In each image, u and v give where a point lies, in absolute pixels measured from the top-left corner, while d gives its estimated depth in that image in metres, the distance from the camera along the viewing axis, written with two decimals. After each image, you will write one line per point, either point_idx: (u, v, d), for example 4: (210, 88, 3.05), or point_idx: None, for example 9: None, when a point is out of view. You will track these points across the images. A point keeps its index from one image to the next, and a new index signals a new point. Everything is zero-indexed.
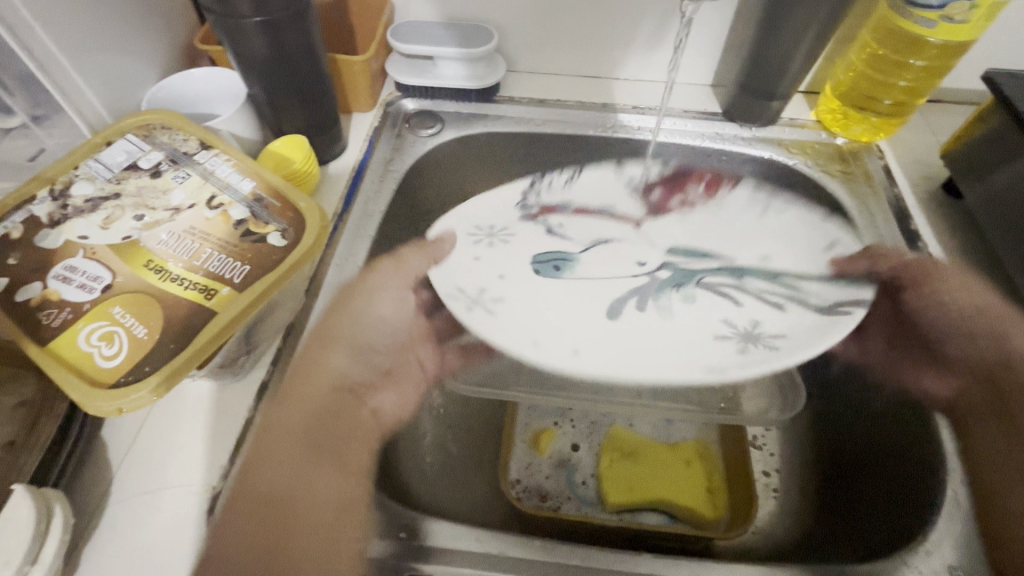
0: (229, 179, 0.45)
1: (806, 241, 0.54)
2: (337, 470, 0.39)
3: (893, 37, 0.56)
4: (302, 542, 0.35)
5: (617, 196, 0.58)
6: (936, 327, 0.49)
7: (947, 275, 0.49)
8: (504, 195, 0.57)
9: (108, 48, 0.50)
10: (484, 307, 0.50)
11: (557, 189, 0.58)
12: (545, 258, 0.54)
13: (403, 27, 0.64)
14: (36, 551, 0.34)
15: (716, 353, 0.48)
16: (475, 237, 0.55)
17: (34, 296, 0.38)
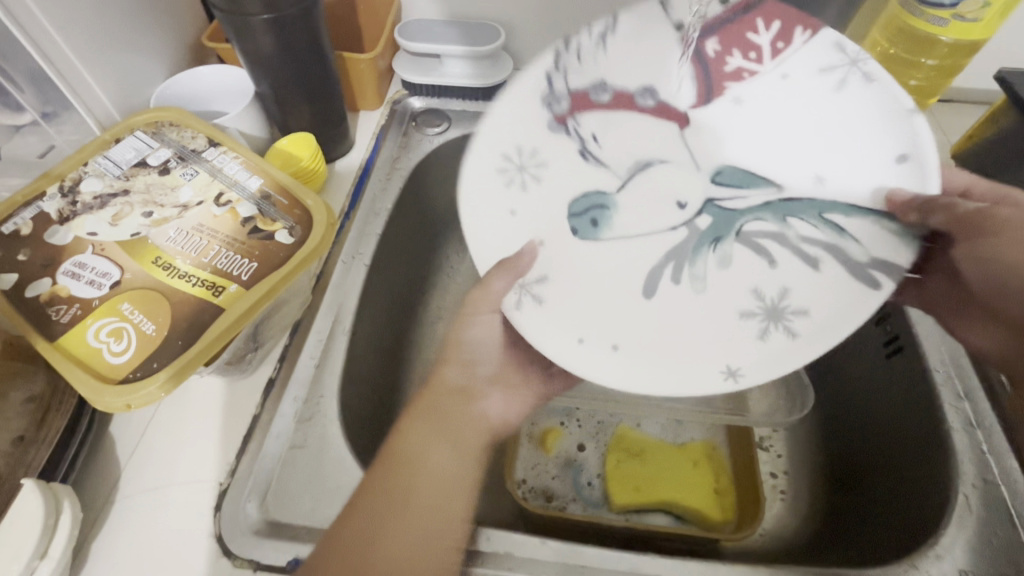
0: (237, 177, 0.45)
1: (877, 145, 0.41)
2: (455, 451, 0.42)
3: (904, 36, 0.55)
4: (422, 511, 0.38)
5: (660, 53, 0.43)
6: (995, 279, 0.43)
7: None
8: (523, 86, 0.43)
9: (117, 45, 0.50)
10: (531, 295, 0.41)
11: (590, 59, 0.43)
12: (582, 211, 0.45)
13: (410, 25, 0.64)
14: (45, 546, 0.34)
15: (742, 341, 0.40)
16: (503, 174, 0.44)
17: (43, 291, 0.38)
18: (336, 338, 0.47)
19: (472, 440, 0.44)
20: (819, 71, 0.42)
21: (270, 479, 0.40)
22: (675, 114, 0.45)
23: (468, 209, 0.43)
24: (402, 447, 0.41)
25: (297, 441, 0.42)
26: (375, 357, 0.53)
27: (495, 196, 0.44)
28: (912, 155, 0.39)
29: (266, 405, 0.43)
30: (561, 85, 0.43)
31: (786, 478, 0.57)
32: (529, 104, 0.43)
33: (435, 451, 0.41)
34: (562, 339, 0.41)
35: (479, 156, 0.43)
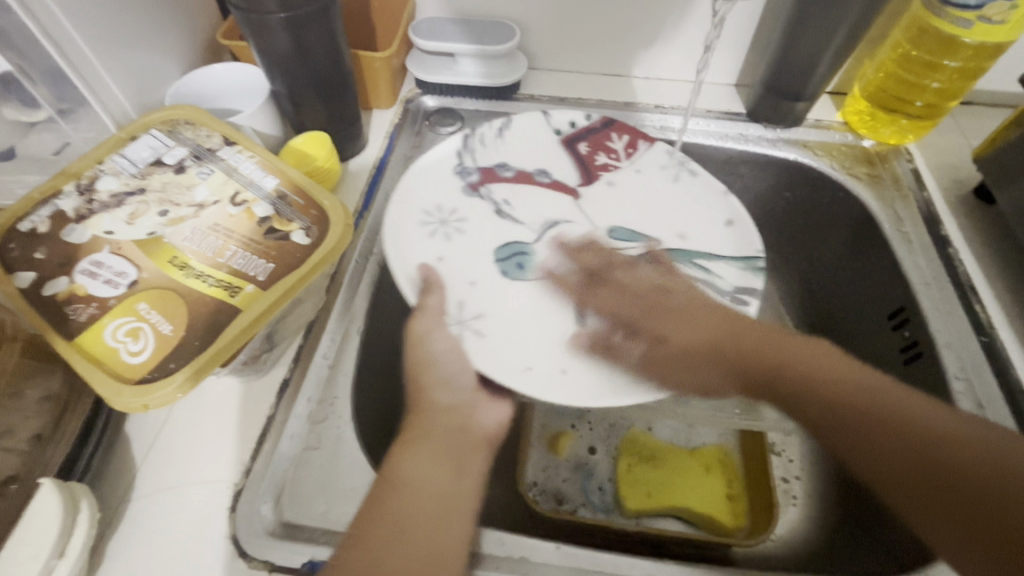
0: (252, 176, 0.45)
1: (709, 212, 0.51)
2: (453, 475, 0.37)
3: (927, 38, 0.54)
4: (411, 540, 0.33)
5: (543, 146, 0.56)
6: (729, 352, 0.42)
7: (656, 321, 0.44)
8: (439, 163, 0.53)
9: (133, 44, 0.50)
10: (472, 329, 0.44)
11: (490, 144, 0.55)
12: (507, 255, 0.49)
13: (424, 23, 0.63)
14: (63, 546, 0.34)
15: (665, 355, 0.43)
16: (427, 225, 0.49)
17: (61, 290, 0.38)
18: (350, 339, 0.47)
19: (477, 456, 0.39)
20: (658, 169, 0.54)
21: (286, 480, 0.40)
22: (567, 189, 0.54)
23: (395, 253, 0.46)
24: (396, 470, 0.37)
25: (312, 442, 0.42)
26: (387, 357, 0.53)
27: (426, 244, 0.48)
28: (735, 219, 0.50)
29: (280, 406, 0.43)
30: (469, 162, 0.54)
31: (799, 484, 0.57)
32: (445, 173, 0.53)
33: (432, 470, 0.37)
34: (512, 371, 0.42)
35: (402, 215, 0.49)
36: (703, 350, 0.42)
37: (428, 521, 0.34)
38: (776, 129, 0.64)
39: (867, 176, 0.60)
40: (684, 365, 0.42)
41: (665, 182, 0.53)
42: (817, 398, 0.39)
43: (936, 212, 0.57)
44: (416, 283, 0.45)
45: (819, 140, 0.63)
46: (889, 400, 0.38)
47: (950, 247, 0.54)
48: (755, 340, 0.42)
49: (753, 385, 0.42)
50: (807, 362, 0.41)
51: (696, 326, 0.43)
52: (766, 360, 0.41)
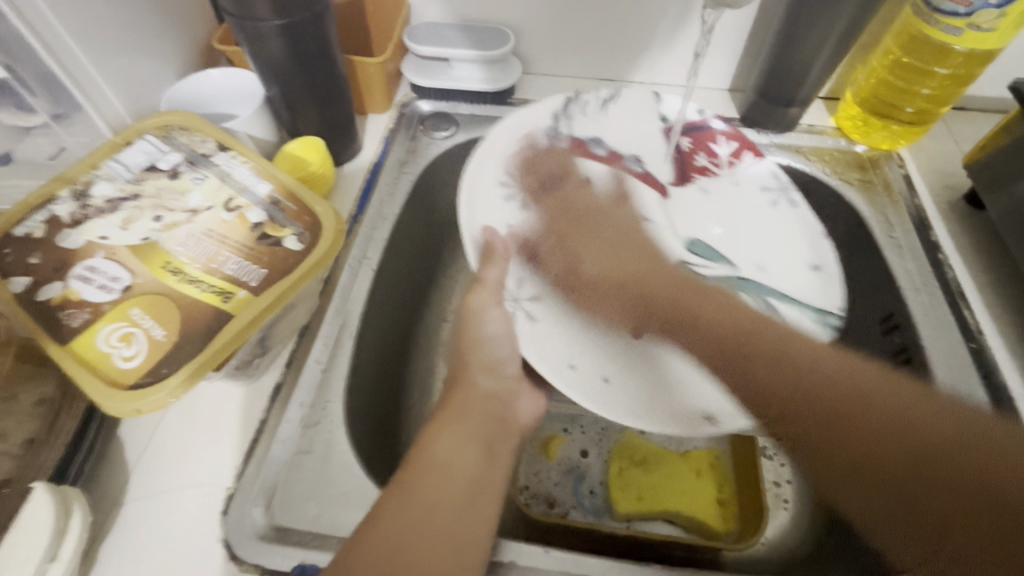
0: (246, 182, 0.46)
1: (802, 250, 0.53)
2: (484, 456, 0.39)
3: (919, 45, 0.55)
4: (450, 510, 0.34)
5: (645, 132, 0.58)
6: (638, 277, 0.49)
7: (583, 247, 0.50)
8: (530, 121, 0.55)
9: (127, 49, 0.51)
10: (525, 311, 0.46)
11: (591, 110, 0.57)
12: (577, 240, 0.51)
13: (419, 28, 0.64)
14: (54, 549, 0.34)
15: (707, 390, 0.45)
16: (507, 189, 0.51)
17: (54, 296, 0.39)
18: (343, 344, 0.47)
19: (506, 444, 0.42)
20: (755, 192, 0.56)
21: (277, 483, 0.40)
22: (659, 186, 0.57)
23: (471, 212, 0.48)
24: (429, 449, 0.37)
25: (304, 446, 0.42)
26: (380, 360, 0.53)
27: (499, 208, 0.50)
28: (823, 265, 0.52)
29: (273, 410, 0.43)
30: (561, 127, 0.55)
31: (790, 487, 0.57)
32: (536, 135, 0.54)
33: (463, 452, 0.38)
34: (555, 368, 0.44)
35: (483, 172, 0.51)
36: (632, 274, 0.49)
37: (462, 497, 0.35)
38: (769, 134, 0.64)
39: (859, 181, 0.61)
40: (591, 284, 0.49)
41: (761, 207, 0.56)
42: (834, 402, 0.40)
43: (926, 217, 0.57)
44: (477, 246, 0.47)
45: (812, 145, 0.63)
46: (886, 395, 0.40)
47: (939, 252, 0.54)
48: (748, 322, 0.45)
49: (645, 311, 0.48)
50: (813, 357, 0.42)
51: (611, 256, 0.50)
52: (687, 306, 0.47)
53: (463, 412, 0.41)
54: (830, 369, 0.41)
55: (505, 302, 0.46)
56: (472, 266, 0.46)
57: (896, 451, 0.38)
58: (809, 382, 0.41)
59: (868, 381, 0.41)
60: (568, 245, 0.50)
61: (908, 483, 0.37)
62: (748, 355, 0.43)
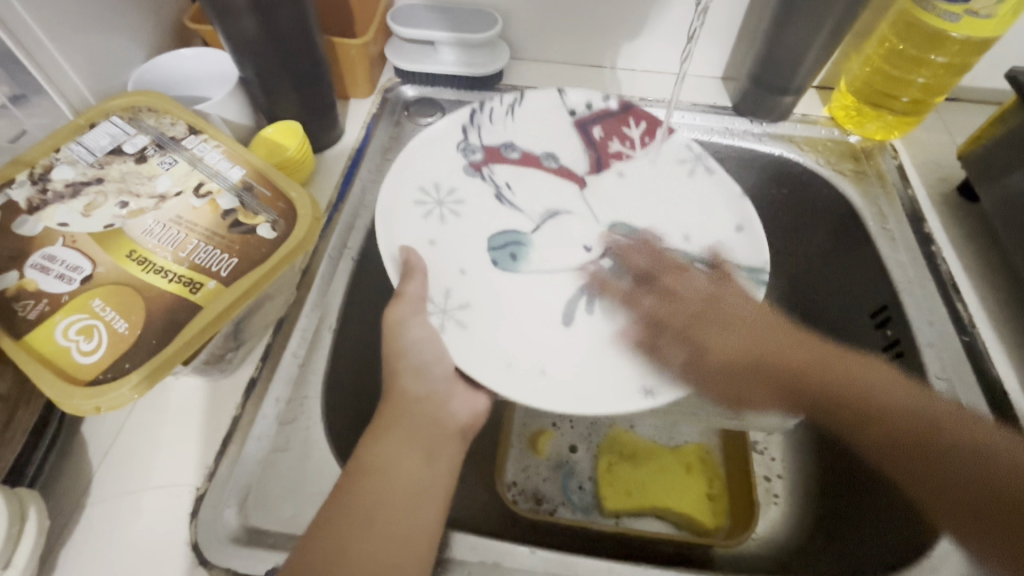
0: (217, 167, 0.43)
1: (721, 218, 0.48)
2: (424, 459, 0.37)
3: (915, 32, 0.54)
4: (388, 517, 0.33)
5: (556, 126, 0.54)
6: (737, 343, 0.46)
7: (695, 309, 0.47)
8: (442, 140, 0.51)
9: (90, 25, 0.48)
10: (455, 320, 0.42)
11: (499, 117, 0.53)
12: (501, 245, 0.48)
13: (403, 10, 0.61)
14: (8, 556, 0.32)
15: (644, 364, 0.41)
16: (423, 205, 0.48)
17: (9, 285, 0.36)
18: (322, 337, 0.45)
19: (449, 445, 0.40)
20: (674, 164, 0.51)
21: (250, 482, 0.38)
22: (575, 178, 0.52)
23: (386, 234, 0.45)
24: (369, 455, 0.36)
25: (279, 444, 0.40)
26: (361, 354, 0.51)
27: (418, 227, 0.47)
28: (746, 225, 0.47)
29: (247, 407, 0.41)
30: (473, 139, 0.52)
31: (780, 482, 0.57)
32: (448, 150, 0.51)
33: (403, 459, 0.37)
34: (490, 365, 0.41)
35: (397, 194, 0.47)
36: (738, 346, 0.47)
37: (402, 504, 0.34)
38: (762, 123, 0.63)
39: (852, 172, 0.60)
40: (716, 368, 0.46)
41: (679, 177, 0.51)
42: (854, 414, 0.45)
43: (919, 209, 0.56)
44: (398, 265, 0.43)
45: (805, 135, 0.62)
46: (904, 398, 0.43)
47: (932, 244, 0.53)
48: (805, 358, 0.47)
49: (772, 384, 0.47)
50: (842, 376, 0.46)
51: (732, 333, 0.46)
52: (784, 357, 0.47)
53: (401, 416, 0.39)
54: (888, 401, 0.44)
55: (431, 315, 0.42)
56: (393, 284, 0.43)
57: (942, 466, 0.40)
58: (842, 400, 0.46)
59: (897, 397, 0.43)
60: (668, 302, 0.47)
61: (926, 463, 0.41)
62: (810, 392, 0.47)
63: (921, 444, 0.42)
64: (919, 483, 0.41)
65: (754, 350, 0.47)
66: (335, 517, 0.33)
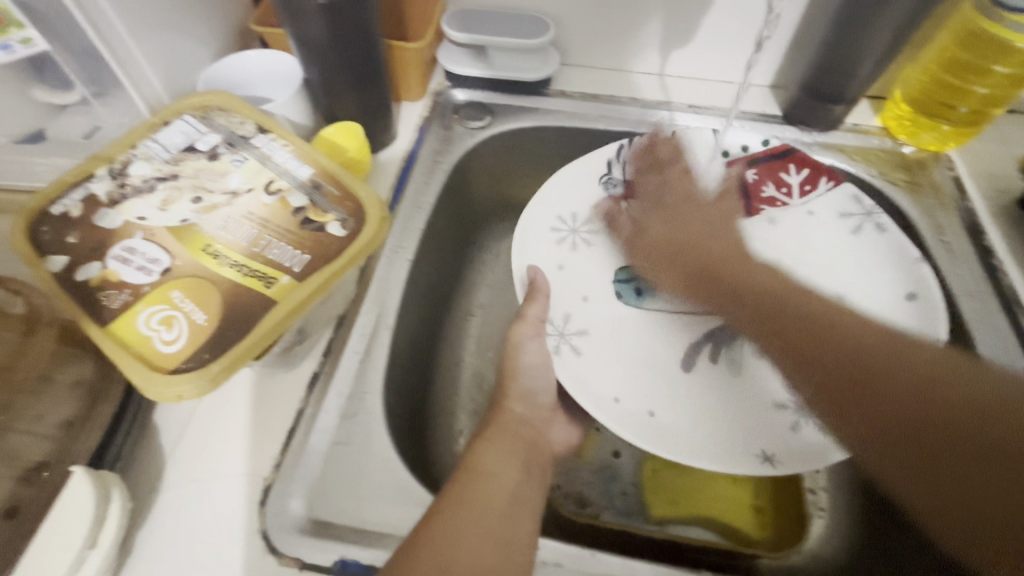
0: (286, 165, 0.44)
1: (893, 281, 0.51)
2: (523, 471, 0.40)
3: (980, 42, 0.52)
4: (496, 515, 0.35)
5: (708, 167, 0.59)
6: (662, 224, 0.50)
7: (651, 183, 0.53)
8: (585, 169, 0.57)
9: (165, 27, 0.49)
10: (570, 344, 0.48)
11: (649, 156, 0.58)
12: (626, 280, 0.53)
13: (456, 15, 0.62)
14: (94, 536, 0.33)
15: (768, 433, 0.43)
16: (557, 233, 0.54)
17: (93, 276, 0.38)
18: (380, 334, 0.46)
19: (541, 464, 0.42)
20: (836, 219, 0.56)
21: (315, 474, 0.39)
22: None
23: (520, 251, 0.51)
24: (473, 460, 0.39)
25: (341, 438, 0.41)
26: (413, 351, 0.52)
27: (550, 250, 0.54)
28: (920, 293, 0.50)
29: (310, 401, 0.42)
30: (615, 173, 0.56)
31: (826, 495, 0.54)
32: (590, 185, 0.57)
33: (508, 465, 0.39)
34: (601, 400, 0.45)
35: (537, 217, 0.54)
36: (675, 210, 0.50)
37: (505, 505, 0.36)
38: (813, 132, 0.62)
39: (906, 182, 0.59)
40: (658, 237, 0.49)
41: (842, 235, 0.55)
42: (738, 294, 0.42)
43: (977, 221, 0.55)
44: (525, 285, 0.49)
45: (856, 145, 0.62)
46: (887, 338, 0.36)
47: (993, 257, 0.53)
48: (748, 270, 0.43)
49: (679, 264, 0.47)
50: (769, 279, 0.42)
51: (682, 222, 0.49)
52: (690, 244, 0.47)
53: (502, 437, 0.41)
54: (872, 334, 0.36)
55: (549, 335, 0.48)
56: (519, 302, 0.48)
57: (876, 379, 0.34)
58: (833, 331, 0.37)
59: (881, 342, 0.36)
60: (651, 175, 0.53)
61: (897, 425, 0.33)
62: (735, 286, 0.43)
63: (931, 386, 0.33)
64: (891, 439, 0.33)
65: (664, 239, 0.49)
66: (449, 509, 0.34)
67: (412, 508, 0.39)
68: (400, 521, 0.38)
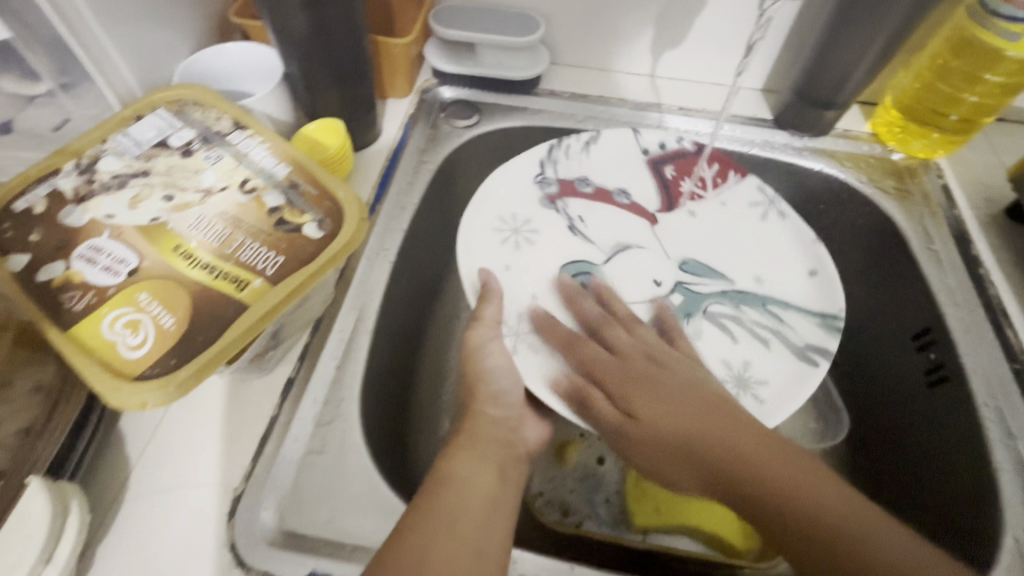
0: (263, 163, 0.43)
1: (797, 258, 0.50)
2: (498, 478, 0.38)
3: (966, 48, 0.52)
4: (469, 529, 0.34)
5: (628, 164, 0.56)
6: (638, 397, 0.42)
7: (615, 333, 0.45)
8: (520, 168, 0.54)
9: (140, 17, 0.48)
10: (527, 343, 0.45)
11: (575, 154, 0.56)
12: (575, 274, 0.49)
13: (444, 11, 0.61)
14: (51, 549, 0.32)
15: None
16: (500, 233, 0.50)
17: (56, 276, 0.36)
18: (358, 339, 0.45)
19: (519, 469, 0.41)
20: (746, 208, 0.53)
21: (288, 484, 0.38)
22: (645, 214, 0.53)
23: (466, 257, 0.48)
24: (446, 471, 0.37)
25: (315, 446, 0.40)
26: (394, 355, 0.51)
27: (494, 252, 0.49)
28: (820, 269, 0.49)
29: (285, 407, 0.41)
30: (549, 173, 0.54)
31: None
32: (526, 180, 0.53)
33: (482, 474, 0.38)
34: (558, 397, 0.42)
35: (477, 221, 0.50)
36: (668, 378, 0.42)
37: (480, 517, 0.35)
38: (803, 137, 0.62)
39: (896, 190, 0.59)
40: (648, 399, 0.42)
41: (750, 220, 0.52)
42: (759, 501, 0.36)
43: (966, 230, 0.55)
44: (477, 289, 0.46)
45: (846, 150, 0.61)
46: (798, 475, 0.36)
47: (981, 267, 0.52)
48: (760, 461, 0.37)
49: (685, 460, 0.39)
50: (792, 476, 0.36)
51: (669, 403, 0.41)
52: (684, 432, 0.39)
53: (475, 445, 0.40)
54: (834, 509, 0.35)
55: (505, 336, 0.45)
56: (472, 307, 0.46)
57: None
58: (749, 479, 0.37)
59: None
60: (611, 325, 0.45)
61: None
62: (754, 506, 0.36)
63: (828, 533, 0.34)
64: None
65: (654, 424, 0.41)
66: (419, 524, 0.33)
67: (386, 519, 0.38)
68: (374, 533, 0.37)
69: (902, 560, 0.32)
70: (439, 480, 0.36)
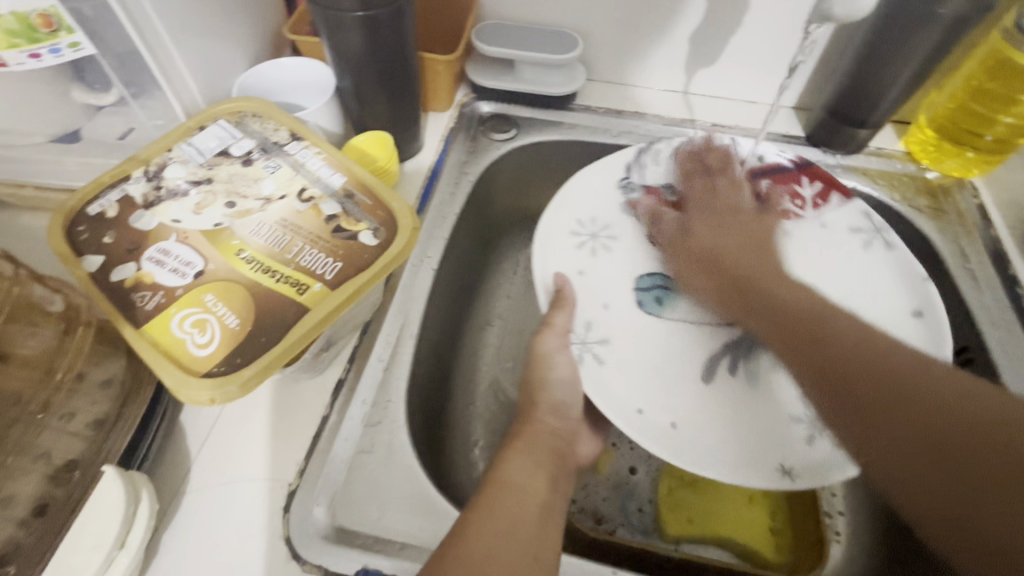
0: (319, 173, 0.45)
1: (899, 296, 0.49)
2: (549, 483, 0.39)
3: (1006, 72, 0.52)
4: (526, 534, 0.35)
5: (722, 172, 0.57)
6: (706, 237, 0.49)
7: (717, 184, 0.53)
8: (606, 173, 0.56)
9: (205, 34, 0.50)
10: (592, 353, 0.46)
11: (662, 159, 0.57)
12: (648, 287, 0.51)
13: (487, 29, 0.63)
14: (124, 535, 0.34)
15: (783, 442, 0.42)
16: (577, 237, 0.52)
17: (128, 277, 0.38)
18: (404, 343, 0.46)
19: (565, 474, 0.42)
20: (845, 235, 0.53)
21: (339, 481, 0.40)
22: None
23: (541, 258, 0.50)
24: (498, 475, 0.38)
25: (364, 446, 0.41)
26: (435, 360, 0.53)
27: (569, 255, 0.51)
28: (926, 311, 0.47)
29: (335, 407, 0.42)
30: (633, 178, 0.56)
31: (842, 520, 0.54)
32: (609, 186, 0.55)
33: (533, 479, 0.39)
34: (623, 411, 0.43)
35: (555, 223, 0.52)
36: (745, 224, 0.49)
37: (533, 522, 0.36)
38: (837, 154, 0.63)
39: (929, 208, 0.59)
40: (705, 223, 0.50)
41: (852, 248, 0.52)
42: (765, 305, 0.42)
43: (1003, 250, 0.55)
44: (550, 293, 0.48)
45: (880, 168, 0.62)
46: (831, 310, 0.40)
47: (1019, 287, 0.53)
48: (769, 276, 0.44)
49: (721, 284, 0.46)
50: (812, 305, 0.40)
51: (726, 233, 0.49)
52: (721, 253, 0.47)
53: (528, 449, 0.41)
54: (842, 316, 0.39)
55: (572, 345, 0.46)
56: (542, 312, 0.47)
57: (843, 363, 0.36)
58: (752, 279, 0.44)
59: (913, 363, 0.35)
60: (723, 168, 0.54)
61: (904, 403, 0.33)
62: (749, 294, 0.44)
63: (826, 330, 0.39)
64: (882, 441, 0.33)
65: (707, 244, 0.49)
66: (478, 527, 0.34)
67: (432, 520, 0.39)
68: (422, 532, 0.38)
69: (879, 352, 0.36)
70: (492, 485, 0.37)
